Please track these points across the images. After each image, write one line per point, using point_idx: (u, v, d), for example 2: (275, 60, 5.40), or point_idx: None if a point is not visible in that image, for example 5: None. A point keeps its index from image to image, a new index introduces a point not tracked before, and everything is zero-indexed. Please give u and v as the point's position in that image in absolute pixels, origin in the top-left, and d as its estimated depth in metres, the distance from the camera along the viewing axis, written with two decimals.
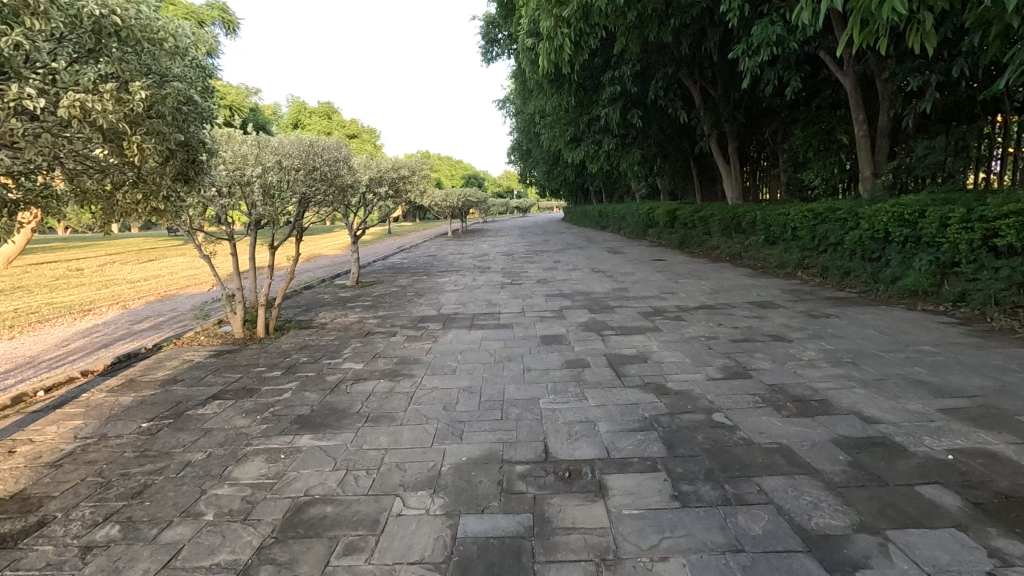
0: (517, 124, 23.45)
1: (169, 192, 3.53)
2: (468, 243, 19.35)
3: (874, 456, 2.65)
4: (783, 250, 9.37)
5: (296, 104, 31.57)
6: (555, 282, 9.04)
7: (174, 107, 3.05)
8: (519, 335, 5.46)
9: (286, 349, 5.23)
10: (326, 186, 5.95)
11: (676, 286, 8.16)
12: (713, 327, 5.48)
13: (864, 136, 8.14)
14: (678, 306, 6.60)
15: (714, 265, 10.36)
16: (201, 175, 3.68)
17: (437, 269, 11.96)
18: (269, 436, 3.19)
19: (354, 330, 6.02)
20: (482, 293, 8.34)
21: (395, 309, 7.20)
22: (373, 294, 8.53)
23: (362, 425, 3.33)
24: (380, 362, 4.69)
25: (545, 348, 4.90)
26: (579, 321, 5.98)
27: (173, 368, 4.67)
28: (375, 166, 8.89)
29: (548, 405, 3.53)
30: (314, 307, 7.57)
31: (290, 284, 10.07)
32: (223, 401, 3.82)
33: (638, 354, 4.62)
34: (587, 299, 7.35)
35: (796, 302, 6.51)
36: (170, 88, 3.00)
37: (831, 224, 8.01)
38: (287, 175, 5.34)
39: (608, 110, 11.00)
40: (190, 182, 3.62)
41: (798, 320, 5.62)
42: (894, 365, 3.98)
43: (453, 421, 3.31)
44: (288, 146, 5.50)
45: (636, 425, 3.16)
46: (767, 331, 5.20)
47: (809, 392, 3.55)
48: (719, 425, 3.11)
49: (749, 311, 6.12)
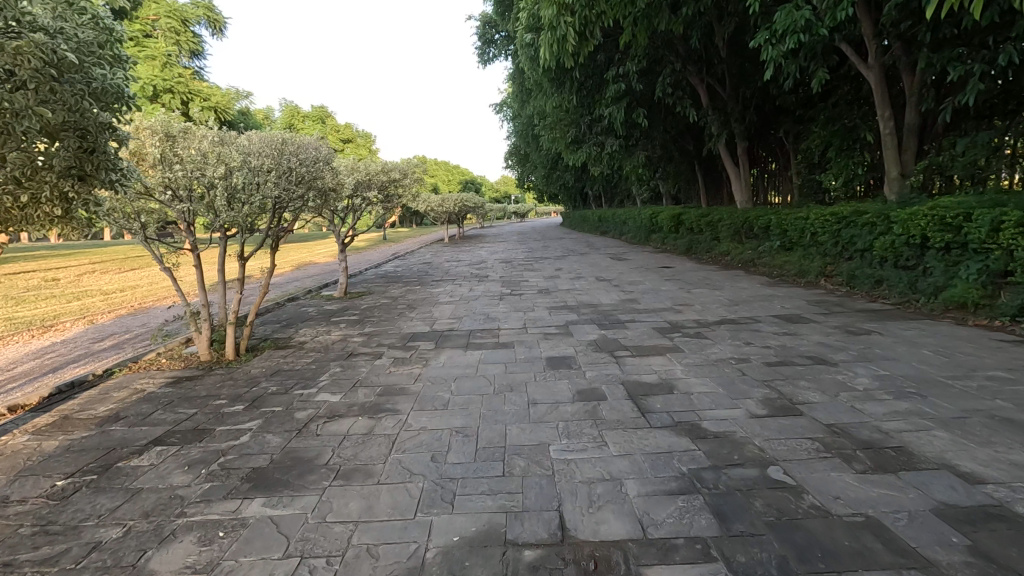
0: (516, 128, 22.94)
1: (65, 189, 3.07)
2: (465, 249, 18.75)
3: (1000, 538, 1.99)
4: (802, 256, 8.77)
5: (290, 108, 30.98)
6: (557, 293, 8.39)
7: (38, 66, 2.58)
8: (521, 357, 4.80)
9: (255, 375, 4.57)
10: (304, 191, 5.28)
11: (690, 296, 7.52)
12: (740, 346, 4.83)
13: (891, 134, 7.57)
14: (696, 321, 5.95)
15: (727, 273, 9.74)
16: (103, 163, 3.20)
17: (432, 278, 11.31)
18: (210, 502, 2.52)
19: (336, 351, 5.36)
20: (479, 305, 7.70)
21: (383, 325, 6.55)
22: (361, 307, 7.88)
23: (330, 484, 2.66)
24: (360, 392, 4.03)
25: (552, 375, 4.24)
26: (588, 339, 5.33)
27: (119, 402, 3.99)
28: (364, 169, 8.25)
29: (560, 455, 2.86)
30: (295, 323, 6.91)
31: (273, 296, 9.41)
32: (164, 448, 3.15)
33: (660, 382, 3.97)
34: (594, 312, 6.71)
35: (828, 316, 5.87)
36: (27, 39, 2.51)
37: (856, 228, 7.41)
38: (257, 176, 4.67)
39: (612, 109, 10.42)
40: (90, 174, 3.16)
41: (836, 337, 4.97)
42: (972, 399, 3.33)
43: (444, 479, 2.66)
44: (258, 144, 4.84)
45: (674, 486, 2.49)
46: (805, 351, 4.55)
47: (879, 436, 2.90)
48: (781, 485, 2.44)
49: (777, 326, 5.47)
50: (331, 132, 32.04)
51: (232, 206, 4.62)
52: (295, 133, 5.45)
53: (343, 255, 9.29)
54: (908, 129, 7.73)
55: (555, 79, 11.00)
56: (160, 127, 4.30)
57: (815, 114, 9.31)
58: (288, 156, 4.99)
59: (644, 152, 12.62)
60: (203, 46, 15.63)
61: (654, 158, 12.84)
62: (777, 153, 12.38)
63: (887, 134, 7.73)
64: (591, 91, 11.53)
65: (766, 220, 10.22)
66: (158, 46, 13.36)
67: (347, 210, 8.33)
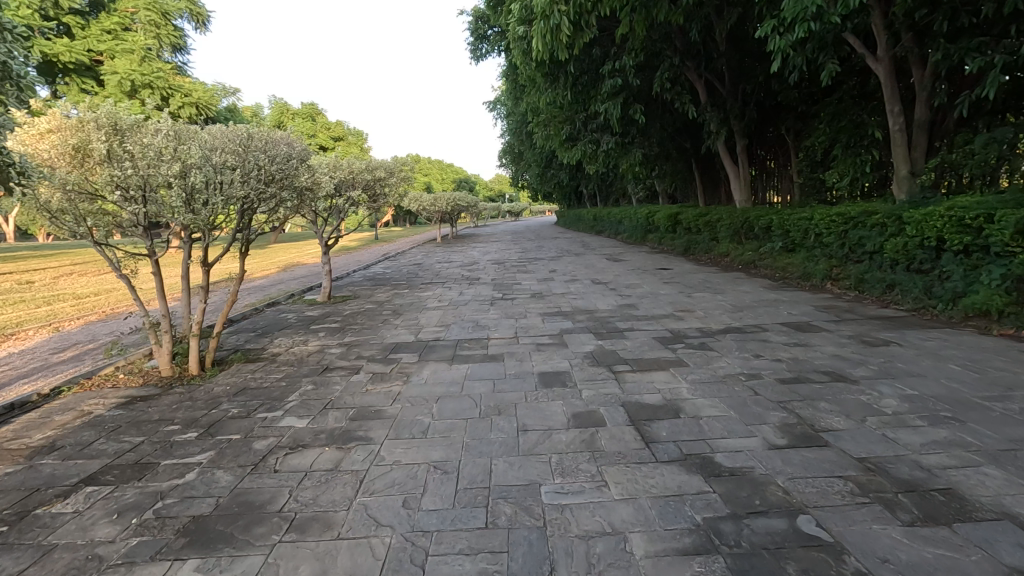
0: (509, 126, 22.53)
1: None
2: (457, 250, 18.31)
3: None
4: (805, 258, 8.41)
5: (279, 105, 30.37)
6: (551, 298, 7.98)
7: None
8: (512, 372, 4.39)
9: (219, 394, 4.15)
10: (275, 192, 4.86)
11: (690, 302, 7.13)
12: (749, 360, 4.44)
13: (901, 131, 7.23)
14: (699, 329, 5.56)
15: (727, 275, 9.37)
16: None
17: (421, 280, 10.88)
18: (133, 565, 2.11)
19: (310, 364, 4.93)
20: (469, 311, 7.29)
21: (365, 334, 6.12)
22: (344, 313, 7.46)
23: (281, 539, 2.25)
24: (330, 416, 3.61)
25: (544, 394, 3.84)
26: (584, 351, 4.92)
27: (59, 428, 3.56)
28: (347, 168, 7.83)
29: (553, 499, 2.46)
30: (271, 331, 6.47)
31: (254, 301, 8.96)
32: (95, 490, 2.72)
33: (664, 403, 3.57)
34: (591, 320, 6.30)
35: (839, 324, 5.49)
36: None
37: (865, 229, 7.05)
38: (220, 175, 4.25)
39: (608, 105, 10.03)
40: None
41: (852, 349, 4.59)
42: (1016, 425, 2.95)
43: (415, 532, 2.25)
44: (221, 139, 4.41)
45: (689, 543, 2.09)
46: (821, 366, 4.17)
47: (920, 473, 2.51)
48: (815, 543, 2.05)
49: (787, 336, 5.09)
50: (322, 130, 31.49)
51: (190, 207, 4.20)
52: (265, 128, 5.02)
53: (327, 258, 8.84)
54: (918, 125, 7.39)
55: (549, 73, 10.59)
56: (106, 120, 3.86)
57: (819, 110, 8.95)
58: (255, 153, 4.56)
59: (641, 150, 12.24)
60: (186, 40, 15.07)
61: (650, 156, 12.47)
62: (777, 151, 12.05)
63: (896, 131, 7.38)
64: (586, 87, 11.13)
65: (767, 220, 9.86)
66: (136, 40, 12.75)
67: (327, 210, 7.92)
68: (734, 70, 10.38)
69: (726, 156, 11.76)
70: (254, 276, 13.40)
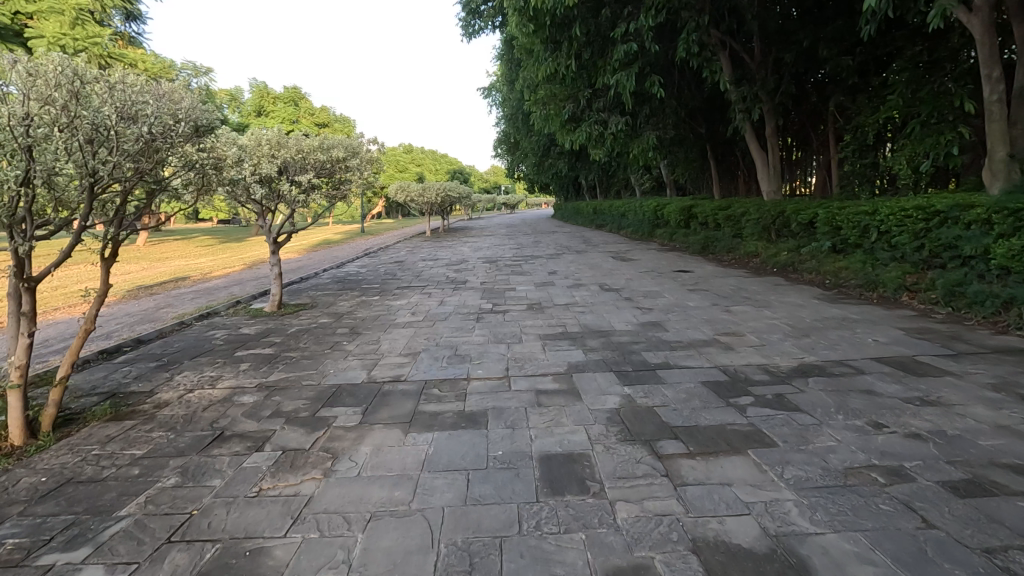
0: (505, 111, 20.93)
1: None
2: (445, 245, 16.69)
3: None
4: (864, 262, 6.86)
5: (259, 88, 28.28)
6: (552, 312, 6.35)
7: None
8: (497, 456, 2.78)
9: (12, 501, 2.50)
10: (142, 168, 3.33)
11: (733, 321, 5.52)
12: (868, 435, 2.83)
13: (1000, 101, 5.68)
14: (764, 370, 3.95)
15: (764, 281, 7.78)
16: None
17: (398, 283, 9.27)
18: None
19: (197, 430, 3.28)
20: (447, 330, 5.66)
21: (301, 368, 4.48)
22: (289, 331, 5.85)
23: None
24: (165, 567, 2.00)
25: (549, 516, 2.23)
26: (607, 411, 3.30)
27: None
28: (293, 147, 6.17)
29: None
30: (179, 360, 4.82)
31: (189, 311, 7.31)
32: None
33: (773, 550, 1.96)
34: (607, 349, 4.68)
35: (961, 363, 3.90)
36: None
37: (960, 228, 5.48)
38: (23, 137, 2.77)
39: (620, 76, 8.50)
40: None
41: (1018, 414, 2.99)
42: None
43: None
44: (29, 84, 2.79)
45: None
46: (998, 454, 2.57)
47: None
48: None
49: (901, 385, 3.49)
50: (305, 115, 29.61)
51: None
52: (134, 75, 3.39)
53: (275, 258, 7.17)
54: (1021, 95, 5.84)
55: (549, 39, 9.01)
56: None
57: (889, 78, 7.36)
58: (98, 108, 2.98)
59: (653, 132, 10.65)
60: (137, 7, 13.33)
61: (663, 139, 10.85)
62: (810, 135, 10.56)
63: (993, 101, 5.82)
64: (593, 58, 9.55)
65: (810, 215, 8.29)
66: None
67: (266, 196, 6.28)
68: (769, 36, 8.80)
69: (752, 140, 10.24)
70: (210, 276, 11.71)
